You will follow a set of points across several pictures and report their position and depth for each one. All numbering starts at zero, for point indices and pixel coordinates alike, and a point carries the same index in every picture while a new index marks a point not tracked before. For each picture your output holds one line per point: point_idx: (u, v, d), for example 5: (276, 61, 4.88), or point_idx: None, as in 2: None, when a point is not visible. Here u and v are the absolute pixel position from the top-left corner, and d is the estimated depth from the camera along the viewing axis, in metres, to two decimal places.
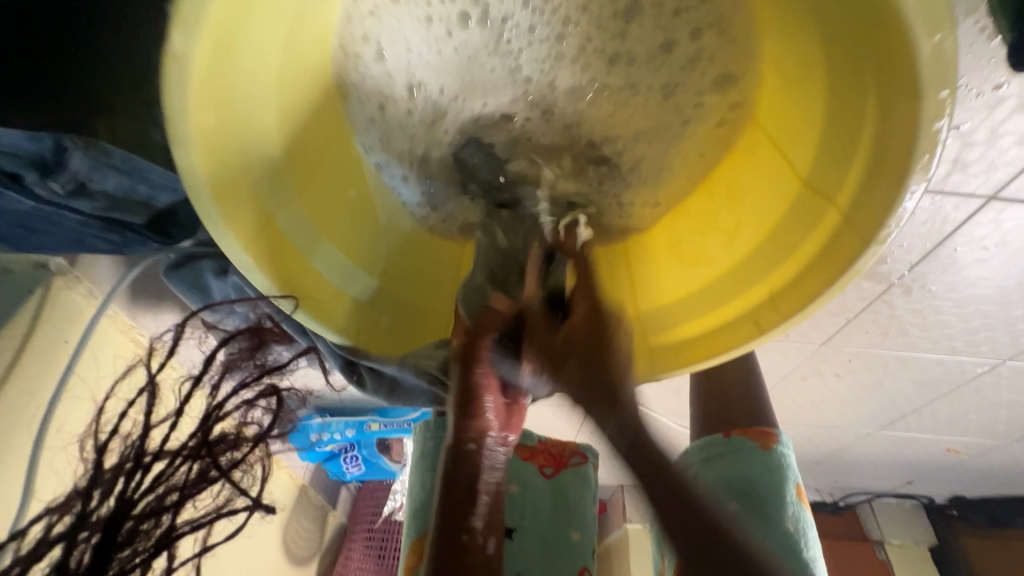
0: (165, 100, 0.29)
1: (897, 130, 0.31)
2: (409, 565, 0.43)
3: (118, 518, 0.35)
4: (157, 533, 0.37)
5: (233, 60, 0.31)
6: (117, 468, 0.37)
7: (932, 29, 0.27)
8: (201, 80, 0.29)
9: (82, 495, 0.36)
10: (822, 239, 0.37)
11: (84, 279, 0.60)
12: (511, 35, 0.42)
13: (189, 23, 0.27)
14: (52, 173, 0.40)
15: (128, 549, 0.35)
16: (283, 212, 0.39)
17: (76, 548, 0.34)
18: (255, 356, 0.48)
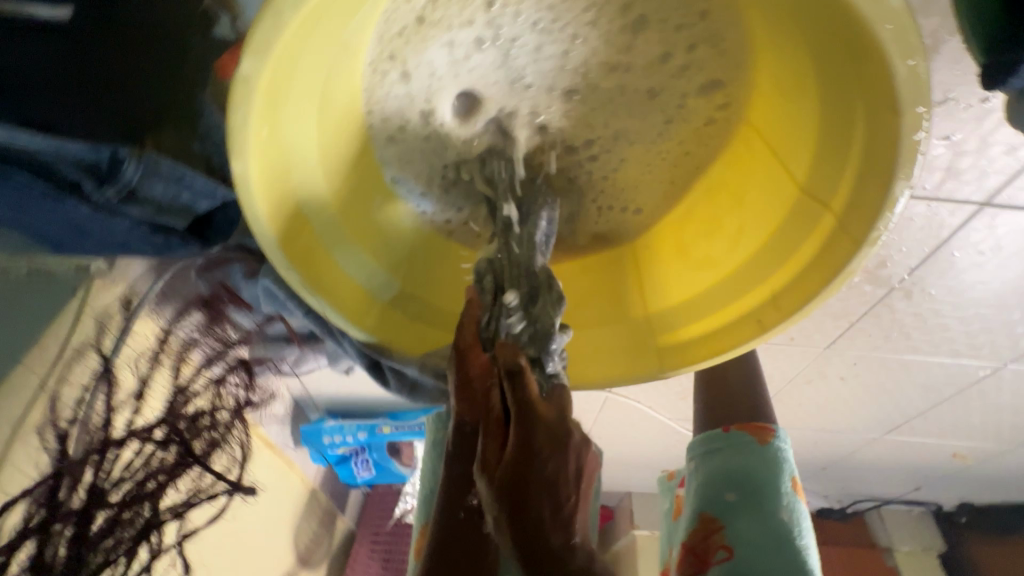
0: (231, 118, 0.33)
1: (880, 138, 0.35)
2: (419, 543, 0.52)
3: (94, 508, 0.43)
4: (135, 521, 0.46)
5: (288, 81, 0.35)
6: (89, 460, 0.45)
7: (907, 54, 0.31)
8: (262, 100, 0.34)
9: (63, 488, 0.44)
10: (819, 241, 0.40)
11: (118, 282, 0.59)
12: (521, 54, 0.40)
13: (256, 51, 0.31)
14: (107, 180, 0.43)
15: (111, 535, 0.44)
16: (318, 218, 0.43)
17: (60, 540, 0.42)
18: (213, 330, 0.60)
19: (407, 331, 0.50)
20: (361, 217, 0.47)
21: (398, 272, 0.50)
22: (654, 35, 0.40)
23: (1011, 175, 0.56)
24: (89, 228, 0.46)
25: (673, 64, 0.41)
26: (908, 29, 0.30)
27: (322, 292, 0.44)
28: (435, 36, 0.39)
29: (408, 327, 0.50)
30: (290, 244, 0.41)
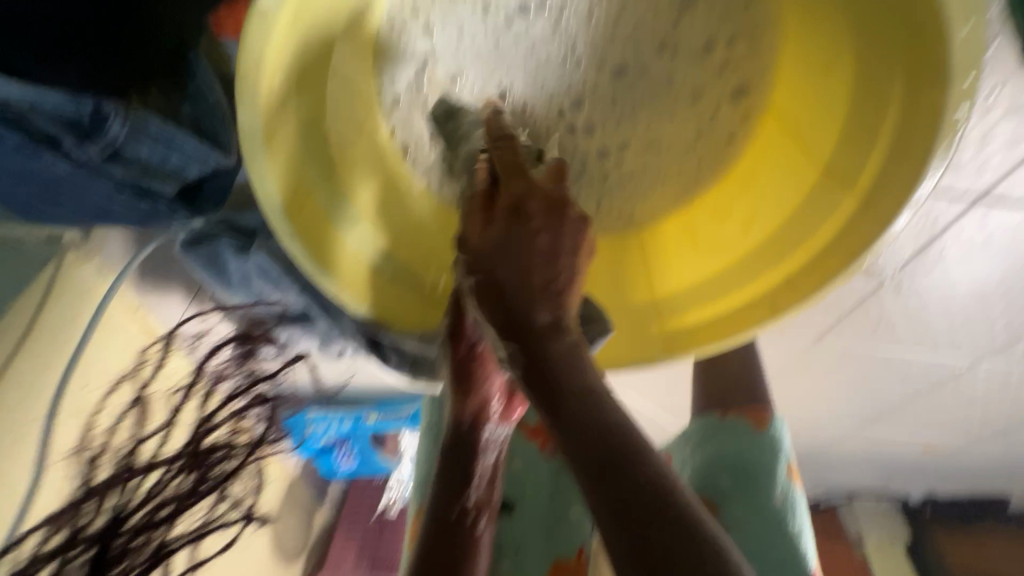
0: (243, 45, 0.32)
1: (920, 108, 0.34)
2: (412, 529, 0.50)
3: (112, 527, 0.35)
4: (149, 548, 0.36)
5: (306, 19, 0.34)
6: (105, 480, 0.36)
7: (964, 20, 0.30)
8: (279, 30, 0.33)
9: (76, 506, 0.35)
10: (837, 225, 0.40)
11: (94, 255, 0.58)
12: (572, 21, 0.41)
13: None
14: (89, 137, 0.40)
15: (122, 564, 0.34)
16: (320, 176, 0.43)
17: (66, 569, 0.33)
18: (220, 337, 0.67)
19: (411, 308, 0.49)
20: (367, 189, 0.46)
21: (403, 249, 0.48)
22: (698, 22, 0.41)
23: (1009, 169, 0.57)
24: (60, 190, 0.43)
25: (716, 57, 0.42)
26: None
27: (325, 262, 0.43)
28: None
29: (405, 302, 0.48)
30: (292, 207, 0.40)
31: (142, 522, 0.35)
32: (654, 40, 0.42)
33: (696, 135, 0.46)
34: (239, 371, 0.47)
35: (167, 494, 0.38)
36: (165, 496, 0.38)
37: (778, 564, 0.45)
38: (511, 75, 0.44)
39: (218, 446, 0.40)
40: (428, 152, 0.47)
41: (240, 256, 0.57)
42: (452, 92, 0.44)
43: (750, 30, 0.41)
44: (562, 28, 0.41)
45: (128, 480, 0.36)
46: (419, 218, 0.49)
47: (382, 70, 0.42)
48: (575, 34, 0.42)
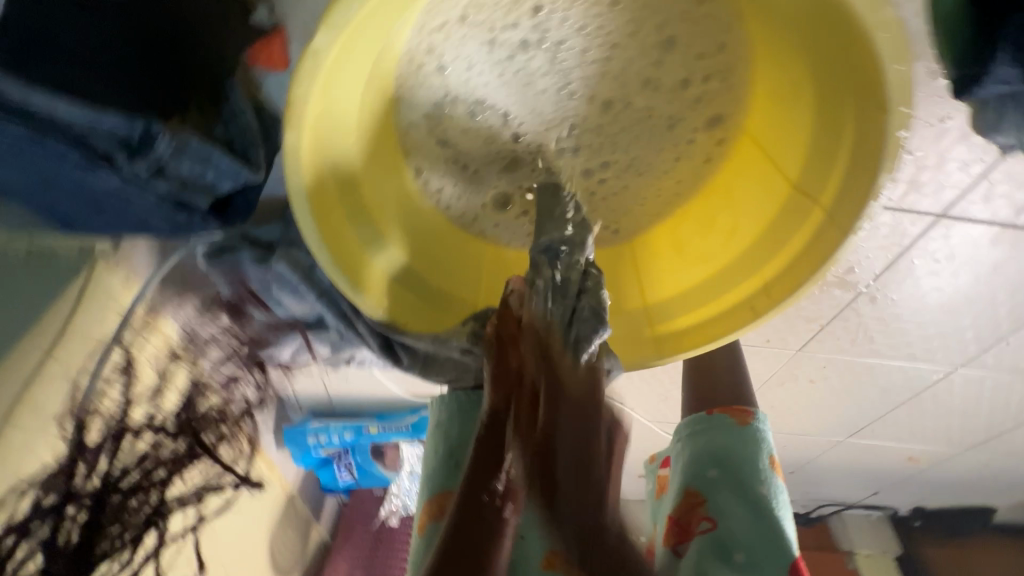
0: (292, 86, 0.36)
1: (869, 133, 0.39)
2: (421, 522, 0.52)
3: (107, 489, 0.55)
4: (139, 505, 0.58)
5: (346, 59, 0.38)
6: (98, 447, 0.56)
7: (896, 60, 0.35)
8: (325, 69, 0.36)
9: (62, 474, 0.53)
10: (807, 234, 0.45)
11: (122, 264, 0.62)
12: (567, 57, 0.45)
13: (331, 25, 0.34)
14: (137, 154, 0.44)
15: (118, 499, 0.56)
16: (346, 196, 0.47)
17: (62, 525, 0.52)
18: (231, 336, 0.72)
19: (424, 311, 0.54)
20: (385, 203, 0.50)
21: (416, 257, 0.53)
22: (678, 59, 0.45)
23: (964, 189, 0.63)
24: (107, 201, 0.47)
25: (691, 91, 0.47)
26: (897, 39, 0.35)
27: (352, 274, 0.47)
28: (474, 34, 0.43)
29: (418, 305, 0.54)
30: (325, 225, 0.44)
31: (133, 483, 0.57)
32: (642, 74, 0.46)
33: (677, 160, 0.52)
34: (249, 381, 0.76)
35: (158, 458, 0.61)
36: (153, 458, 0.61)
37: (764, 546, 0.48)
38: (517, 106, 0.48)
39: (209, 416, 0.68)
40: (440, 169, 0.52)
41: (262, 266, 0.62)
42: (473, 124, 0.49)
43: (725, 67, 0.46)
44: (558, 62, 0.45)
45: (112, 449, 0.57)
46: (433, 232, 0.55)
47: (399, 97, 0.47)
48: (571, 68, 0.46)
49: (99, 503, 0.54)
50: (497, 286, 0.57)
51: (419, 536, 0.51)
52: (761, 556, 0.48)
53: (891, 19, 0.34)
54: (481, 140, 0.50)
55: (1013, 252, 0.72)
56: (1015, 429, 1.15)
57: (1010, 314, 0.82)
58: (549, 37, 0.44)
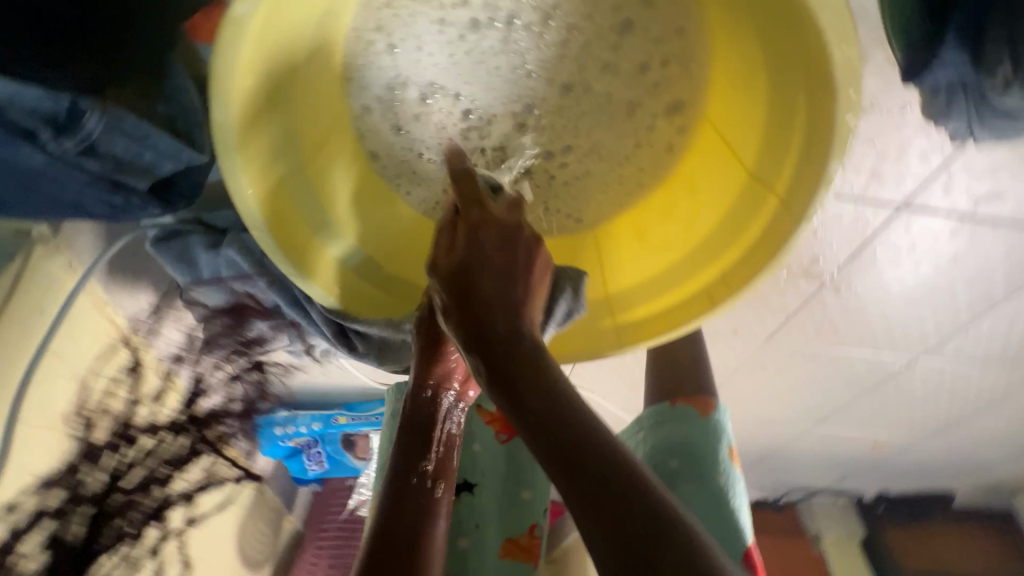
0: (218, 56, 0.35)
1: (819, 118, 0.38)
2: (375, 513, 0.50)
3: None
4: None
5: (280, 30, 0.38)
6: None
7: (842, 42, 0.35)
8: (253, 38, 0.35)
9: None
10: (763, 223, 0.44)
11: (64, 250, 0.59)
12: (522, 38, 0.46)
13: None
14: (65, 131, 0.42)
15: None
16: (293, 177, 0.45)
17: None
18: (233, 331, 0.64)
19: (380, 301, 0.53)
20: (334, 188, 0.49)
21: (369, 245, 0.52)
22: (639, 43, 0.46)
23: (924, 180, 0.64)
24: (35, 184, 0.44)
25: (652, 76, 0.47)
26: (840, 19, 0.34)
27: (299, 261, 0.46)
28: (423, 11, 0.44)
29: (373, 295, 0.53)
30: (268, 208, 0.43)
31: None
32: (601, 57, 0.47)
33: (637, 147, 0.51)
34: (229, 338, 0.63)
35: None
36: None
37: (719, 537, 0.48)
38: (471, 90, 0.48)
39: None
40: (396, 156, 0.51)
41: (212, 253, 0.59)
42: (425, 109, 0.49)
43: (682, 53, 0.46)
44: (511, 44, 0.46)
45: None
46: (392, 217, 0.53)
47: (350, 78, 0.46)
48: (525, 49, 0.46)
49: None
50: None
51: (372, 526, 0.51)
52: (715, 549, 0.48)
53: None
54: (437, 127, 0.50)
55: (971, 243, 0.72)
56: (973, 417, 1.19)
57: (969, 304, 0.84)
58: (499, 14, 0.45)
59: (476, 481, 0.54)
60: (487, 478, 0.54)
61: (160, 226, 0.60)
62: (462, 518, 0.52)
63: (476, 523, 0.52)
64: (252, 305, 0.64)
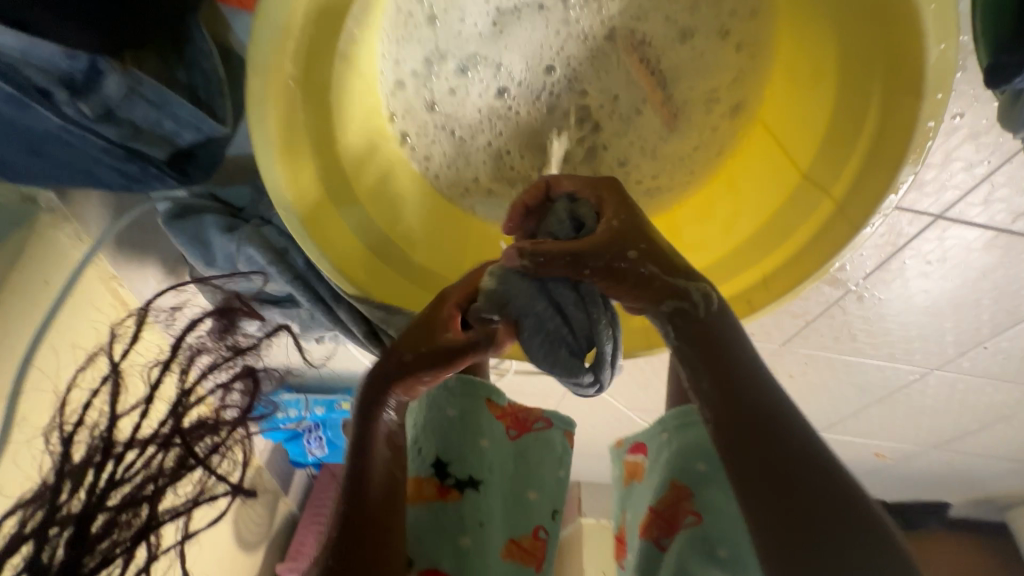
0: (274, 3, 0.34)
1: (895, 119, 0.36)
2: None
3: (92, 507, 0.38)
4: (136, 522, 0.40)
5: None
6: (85, 462, 0.40)
7: (941, 38, 0.34)
8: None
9: (53, 488, 0.38)
10: (815, 227, 0.42)
11: (73, 220, 0.57)
12: (576, 10, 0.47)
13: None
14: (81, 93, 0.39)
15: (108, 539, 0.38)
16: (321, 151, 0.43)
17: (47, 544, 0.36)
18: (224, 338, 0.52)
19: (400, 286, 0.50)
20: (364, 164, 0.47)
21: (393, 228, 0.49)
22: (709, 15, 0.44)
23: (966, 190, 0.62)
24: (47, 149, 0.41)
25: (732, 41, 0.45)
26: (943, 18, 0.33)
27: (314, 228, 0.44)
28: None
29: (398, 282, 0.50)
30: (290, 170, 0.41)
31: (126, 498, 0.39)
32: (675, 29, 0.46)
33: (695, 149, 0.50)
34: (220, 344, 0.52)
35: (147, 471, 0.41)
36: (148, 469, 0.42)
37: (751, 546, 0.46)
38: (511, 64, 0.49)
39: (204, 423, 0.45)
40: (428, 136, 0.51)
41: (231, 236, 0.56)
42: (463, 82, 0.49)
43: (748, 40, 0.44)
44: (566, 15, 0.47)
45: (103, 459, 0.40)
46: (418, 201, 0.51)
47: (383, 52, 0.45)
48: (580, 19, 0.47)
49: (87, 520, 0.37)
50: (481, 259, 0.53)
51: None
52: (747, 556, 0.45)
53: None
54: (470, 104, 0.50)
55: (1003, 258, 0.71)
56: (978, 431, 1.18)
57: (992, 320, 0.82)
58: None
59: (481, 478, 0.50)
60: (494, 474, 0.51)
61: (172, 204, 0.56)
62: (467, 515, 0.47)
63: (482, 522, 0.47)
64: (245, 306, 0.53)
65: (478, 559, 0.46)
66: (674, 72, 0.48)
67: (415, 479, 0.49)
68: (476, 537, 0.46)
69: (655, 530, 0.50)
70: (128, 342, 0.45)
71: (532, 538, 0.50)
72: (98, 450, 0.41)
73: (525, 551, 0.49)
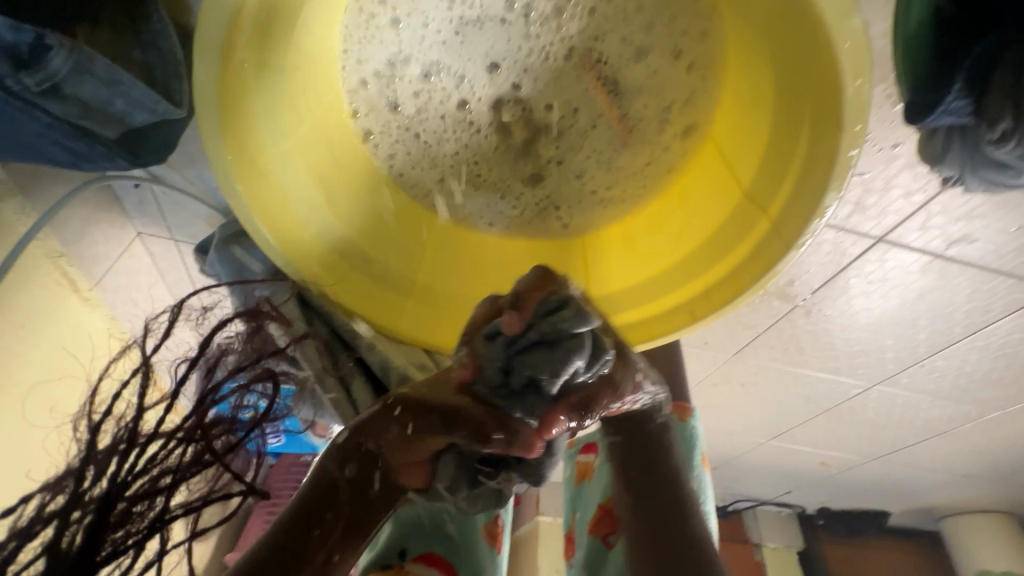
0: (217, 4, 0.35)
1: (821, 150, 0.38)
2: None
3: (111, 496, 0.34)
4: (150, 515, 0.36)
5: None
6: (108, 450, 0.36)
7: (856, 75, 0.34)
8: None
9: (75, 473, 0.35)
10: (753, 243, 0.44)
11: (19, 193, 0.56)
12: (536, 22, 0.47)
13: None
14: (26, 67, 0.38)
15: (121, 530, 0.34)
16: (277, 150, 0.44)
17: (66, 529, 0.33)
18: (252, 342, 0.46)
19: (356, 288, 0.51)
20: (322, 165, 0.48)
21: (352, 226, 0.50)
22: (663, 34, 0.46)
23: (905, 216, 0.65)
24: None
25: (687, 58, 0.47)
26: (860, 50, 0.34)
27: (272, 229, 0.44)
28: None
29: (360, 284, 0.51)
30: (244, 172, 0.42)
31: (142, 489, 0.35)
32: (632, 42, 0.47)
33: (646, 165, 0.52)
34: (248, 346, 0.46)
35: (167, 466, 0.37)
36: (167, 466, 0.37)
37: None
38: (473, 73, 0.49)
39: (224, 420, 0.40)
40: (391, 135, 0.51)
41: (270, 282, 0.53)
42: (427, 86, 0.49)
43: (702, 58, 0.46)
44: (530, 30, 0.48)
45: (126, 450, 0.36)
46: (379, 200, 0.53)
47: (347, 48, 0.47)
48: (541, 32, 0.48)
49: (107, 506, 0.34)
50: (446, 274, 0.54)
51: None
52: None
53: (858, 32, 0.34)
54: (434, 107, 0.50)
55: (938, 282, 0.75)
56: (916, 444, 1.24)
57: (928, 339, 0.87)
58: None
59: None
60: None
61: (231, 228, 0.56)
62: (453, 502, 0.50)
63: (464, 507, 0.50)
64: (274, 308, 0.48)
65: (466, 544, 0.48)
66: (631, 89, 0.49)
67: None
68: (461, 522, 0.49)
69: (603, 528, 0.48)
70: (159, 334, 0.40)
71: (494, 524, 0.53)
72: (123, 440, 0.37)
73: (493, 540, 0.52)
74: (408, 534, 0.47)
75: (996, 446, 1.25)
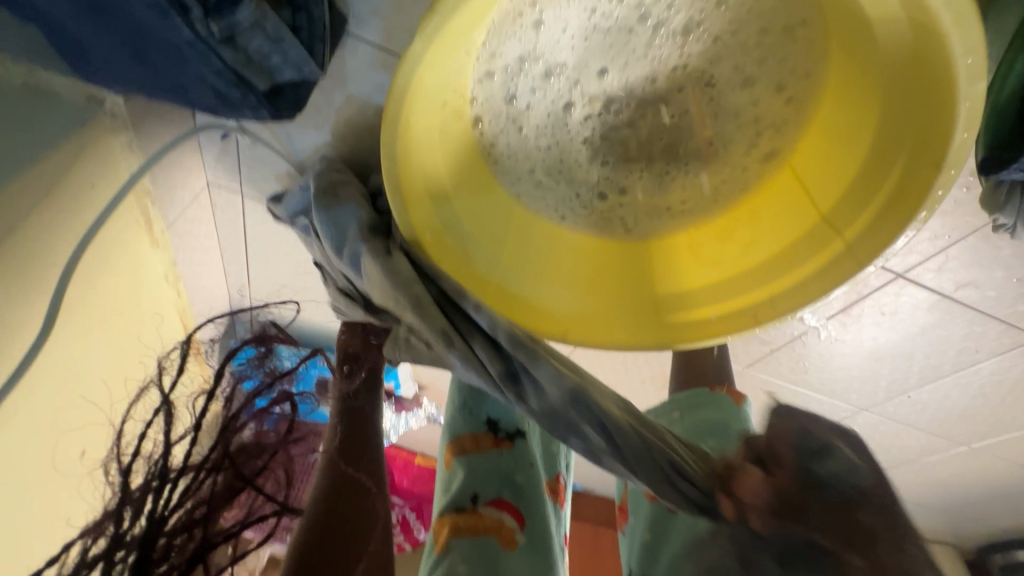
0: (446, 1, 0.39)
1: (911, 185, 0.45)
2: (463, 445, 0.59)
3: (151, 535, 0.43)
4: (190, 547, 0.44)
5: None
6: (144, 489, 0.45)
7: (966, 128, 0.40)
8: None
9: (115, 517, 0.43)
10: (822, 261, 0.51)
11: (128, 130, 0.60)
12: (662, 42, 0.51)
13: None
14: (213, 15, 0.42)
15: (164, 562, 0.42)
16: (426, 126, 0.51)
17: (113, 568, 0.41)
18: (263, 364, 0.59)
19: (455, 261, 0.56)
20: (448, 138, 0.54)
21: (460, 203, 0.57)
22: (774, 68, 0.51)
23: (926, 257, 0.73)
24: (157, 59, 0.44)
25: (787, 92, 0.52)
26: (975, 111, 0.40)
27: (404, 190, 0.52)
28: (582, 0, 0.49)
29: (459, 256, 0.56)
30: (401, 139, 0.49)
31: (182, 522, 0.44)
32: (745, 71, 0.51)
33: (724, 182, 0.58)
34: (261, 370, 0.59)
35: (197, 496, 0.47)
36: (199, 495, 0.47)
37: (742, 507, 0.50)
38: (588, 79, 0.53)
39: (247, 448, 0.52)
40: (498, 124, 0.56)
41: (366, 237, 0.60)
42: (544, 84, 0.53)
43: (801, 93, 0.51)
44: (653, 46, 0.52)
45: (160, 486, 0.46)
46: (487, 185, 0.58)
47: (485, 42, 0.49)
48: (666, 51, 0.52)
49: (147, 545, 0.42)
50: (534, 257, 0.60)
51: (442, 470, 0.59)
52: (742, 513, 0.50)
53: (981, 94, 0.39)
54: (548, 102, 0.55)
55: (940, 320, 0.84)
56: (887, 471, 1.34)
57: (919, 371, 0.96)
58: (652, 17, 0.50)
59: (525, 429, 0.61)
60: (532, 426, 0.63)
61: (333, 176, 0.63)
62: (522, 457, 0.59)
63: (530, 461, 0.59)
64: (282, 331, 0.62)
65: (531, 494, 0.56)
66: (729, 110, 0.54)
67: (472, 433, 0.59)
68: (529, 472, 0.58)
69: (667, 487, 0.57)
70: (178, 376, 0.50)
71: (554, 481, 0.62)
72: (155, 476, 0.46)
73: (553, 493, 0.61)
74: (479, 482, 0.55)
75: (956, 479, 1.36)
